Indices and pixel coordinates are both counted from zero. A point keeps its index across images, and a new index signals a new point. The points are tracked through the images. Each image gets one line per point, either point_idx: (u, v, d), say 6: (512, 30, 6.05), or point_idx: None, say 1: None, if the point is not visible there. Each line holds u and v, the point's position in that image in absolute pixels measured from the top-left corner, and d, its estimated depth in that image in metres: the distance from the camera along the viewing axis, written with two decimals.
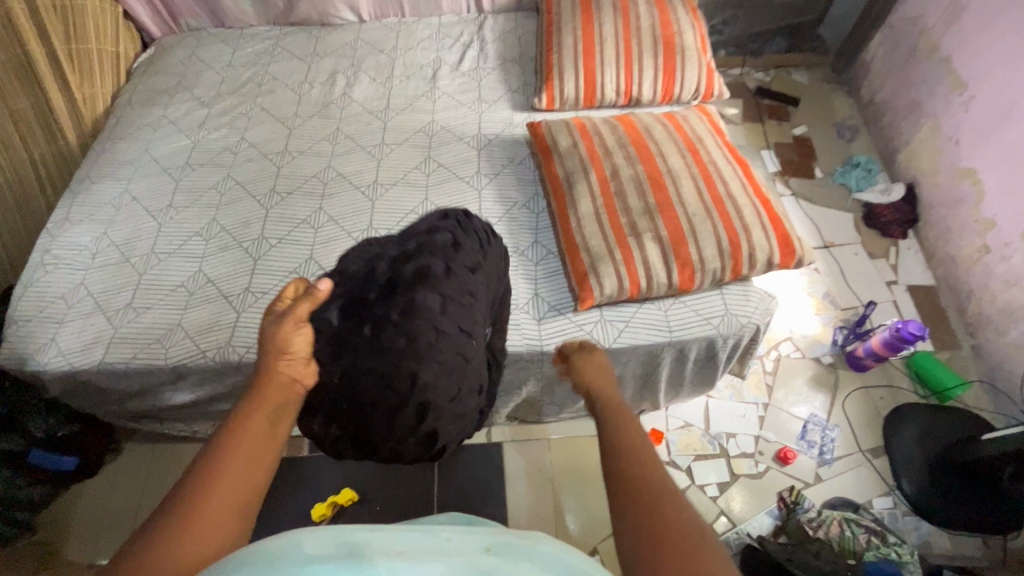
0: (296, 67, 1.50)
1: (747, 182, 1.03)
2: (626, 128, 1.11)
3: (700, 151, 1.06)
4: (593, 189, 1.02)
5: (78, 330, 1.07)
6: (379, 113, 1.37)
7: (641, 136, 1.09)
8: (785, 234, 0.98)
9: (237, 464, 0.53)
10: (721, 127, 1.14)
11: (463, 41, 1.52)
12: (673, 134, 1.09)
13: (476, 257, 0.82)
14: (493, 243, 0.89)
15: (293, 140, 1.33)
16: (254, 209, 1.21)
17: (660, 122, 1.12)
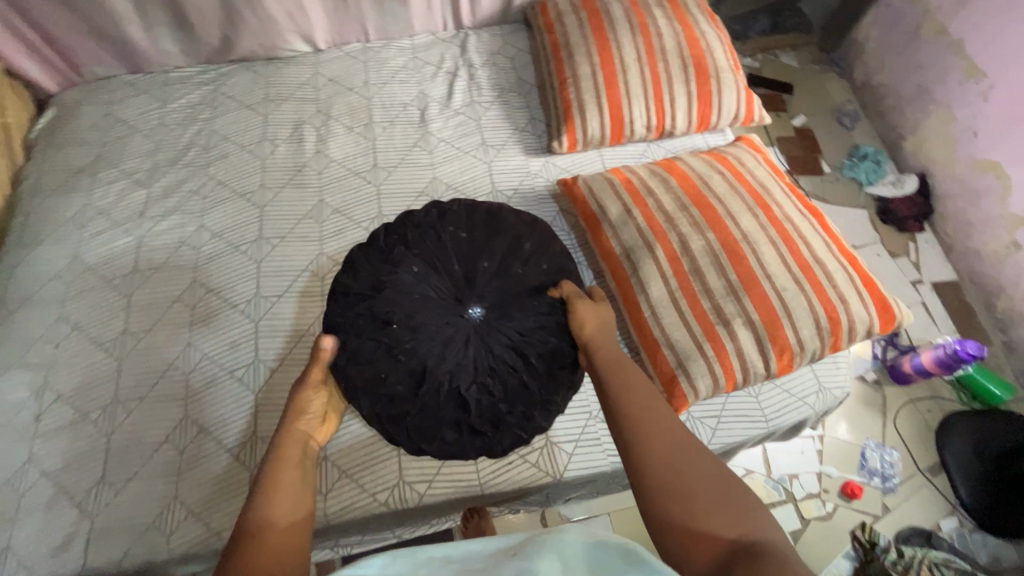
0: (248, 118, 1.23)
1: (828, 238, 0.91)
2: (681, 184, 0.96)
3: (772, 205, 0.93)
4: (663, 269, 0.88)
5: (42, 528, 0.83)
6: (367, 174, 1.14)
7: (701, 193, 0.94)
8: (881, 298, 0.87)
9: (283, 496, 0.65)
10: (780, 166, 1.02)
11: (447, 68, 1.30)
12: (736, 187, 0.94)
13: (401, 248, 0.91)
14: (439, 223, 0.95)
15: (268, 222, 1.09)
16: (240, 323, 0.99)
17: (716, 172, 0.97)
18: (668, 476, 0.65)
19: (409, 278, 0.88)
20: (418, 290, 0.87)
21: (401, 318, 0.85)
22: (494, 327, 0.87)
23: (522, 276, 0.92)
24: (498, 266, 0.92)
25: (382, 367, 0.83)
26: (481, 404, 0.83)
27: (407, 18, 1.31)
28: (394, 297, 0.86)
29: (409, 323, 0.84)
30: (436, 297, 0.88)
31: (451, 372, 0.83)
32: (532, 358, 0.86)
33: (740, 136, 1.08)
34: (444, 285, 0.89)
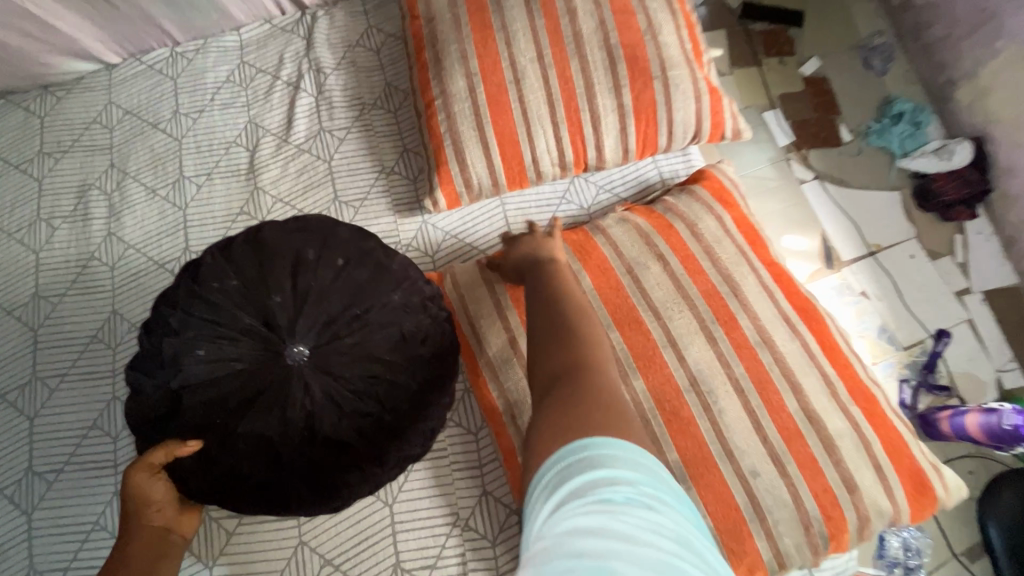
0: (18, 187, 0.88)
1: (828, 366, 0.59)
2: (600, 290, 0.61)
3: (739, 318, 0.59)
4: None
5: None
6: (178, 264, 0.82)
7: (629, 303, 0.60)
8: (914, 471, 0.55)
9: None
10: (759, 230, 0.68)
11: (287, 76, 0.91)
12: (686, 287, 0.60)
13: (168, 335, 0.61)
14: (204, 265, 0.63)
15: (42, 351, 0.79)
16: (8, 516, 0.72)
17: (655, 259, 0.62)
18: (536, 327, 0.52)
19: (200, 369, 0.60)
20: (211, 379, 0.59)
21: (213, 409, 0.59)
22: (324, 348, 0.60)
23: (334, 286, 0.63)
24: (299, 286, 0.62)
25: (222, 462, 0.58)
26: (364, 431, 0.60)
27: (218, 7, 0.91)
28: (193, 398, 0.59)
29: (226, 414, 0.59)
30: (243, 368, 0.60)
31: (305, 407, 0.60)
32: (395, 358, 0.62)
33: (702, 173, 0.71)
34: (249, 344, 0.60)
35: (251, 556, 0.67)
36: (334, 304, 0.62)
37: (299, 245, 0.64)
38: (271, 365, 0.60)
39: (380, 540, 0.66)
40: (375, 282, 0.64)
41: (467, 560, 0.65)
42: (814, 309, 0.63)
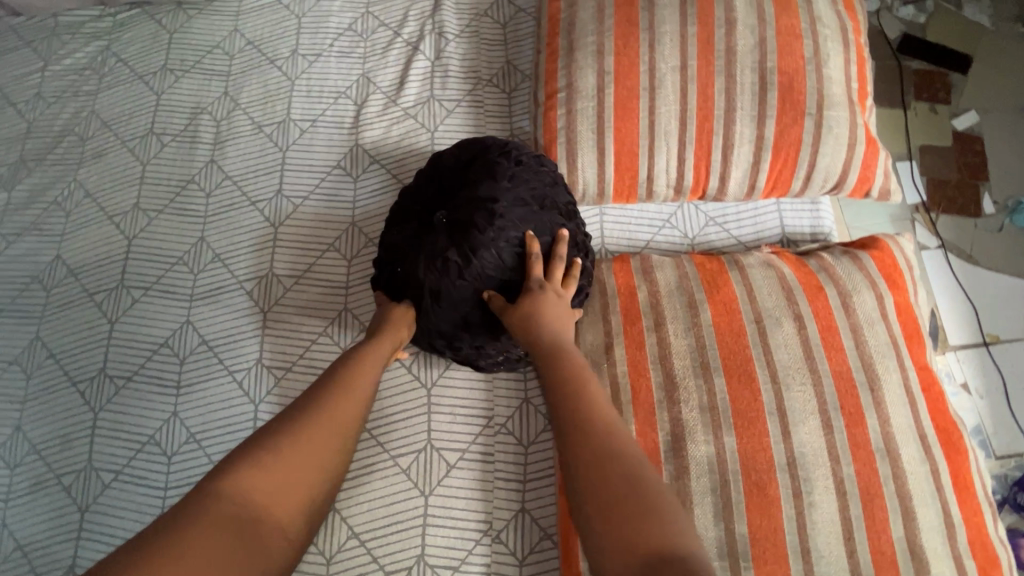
0: (137, 97, 0.91)
1: (954, 501, 0.51)
2: (719, 335, 0.57)
3: (868, 415, 0.52)
4: None
5: None
6: (268, 205, 0.83)
7: (745, 354, 0.55)
8: None
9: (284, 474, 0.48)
10: (919, 327, 0.59)
11: (408, 35, 0.88)
12: (816, 362, 0.55)
13: (405, 254, 0.61)
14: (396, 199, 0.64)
15: (134, 263, 0.82)
16: (78, 410, 0.77)
17: (791, 318, 0.57)
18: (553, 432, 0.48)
19: (433, 261, 0.58)
20: (447, 259, 0.57)
21: (463, 273, 0.57)
22: (498, 195, 0.58)
23: (465, 168, 0.61)
24: (457, 175, 0.61)
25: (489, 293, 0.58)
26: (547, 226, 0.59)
27: None
28: (439, 277, 0.58)
29: (467, 275, 0.57)
30: (454, 241, 0.57)
31: (468, 255, 0.57)
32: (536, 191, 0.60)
33: (876, 243, 0.63)
34: (451, 229, 0.58)
35: None
36: (475, 174, 0.60)
37: (432, 162, 0.63)
38: (467, 229, 0.57)
39: (409, 528, 0.66)
40: (483, 150, 0.62)
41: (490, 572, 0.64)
42: (959, 435, 0.55)
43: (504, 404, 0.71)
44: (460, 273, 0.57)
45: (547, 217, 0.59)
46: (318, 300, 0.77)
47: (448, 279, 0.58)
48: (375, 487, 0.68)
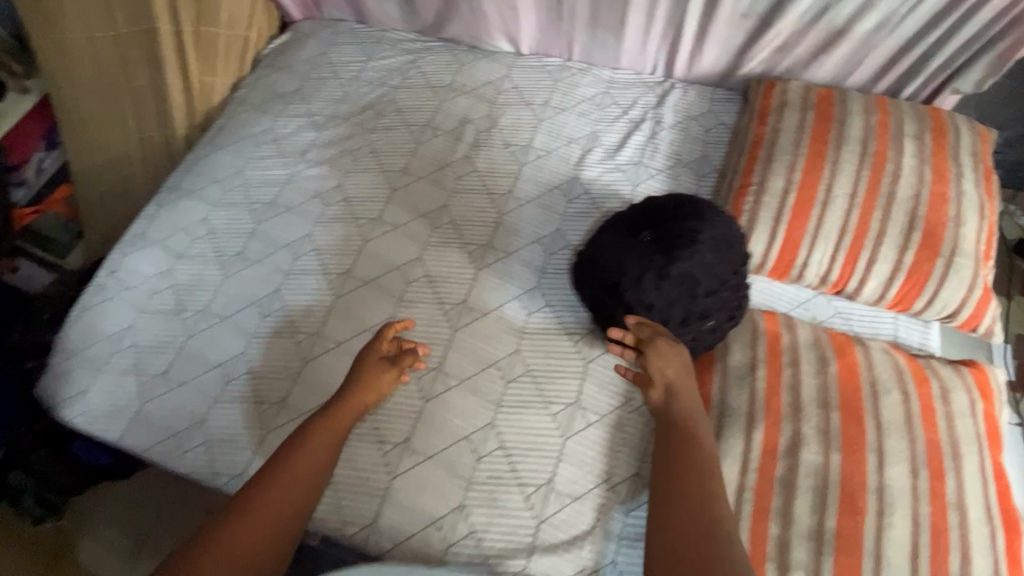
0: (425, 99, 1.25)
1: (1004, 566, 0.65)
2: (841, 385, 0.75)
3: (947, 476, 0.68)
4: (749, 449, 0.71)
5: (109, 388, 0.97)
6: (499, 198, 1.10)
7: (858, 401, 0.73)
8: None
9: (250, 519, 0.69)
10: (1001, 437, 0.75)
11: (633, 116, 1.18)
12: (915, 427, 0.71)
13: (613, 252, 0.82)
14: (617, 221, 0.89)
15: (391, 207, 1.11)
16: (322, 292, 1.03)
17: (900, 390, 0.74)
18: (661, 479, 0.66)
19: (637, 257, 0.79)
20: (649, 260, 0.79)
21: (655, 273, 0.78)
22: (699, 231, 0.79)
23: (677, 211, 0.84)
24: (670, 213, 0.84)
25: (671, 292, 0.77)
26: (729, 260, 0.79)
27: (615, 50, 1.21)
28: (636, 270, 0.79)
29: (660, 275, 0.78)
30: (659, 249, 0.79)
31: (668, 261, 0.77)
32: (728, 237, 0.81)
33: (975, 363, 0.80)
34: (656, 243, 0.80)
35: (454, 414, 0.89)
36: (686, 215, 0.83)
37: (652, 205, 0.88)
38: (671, 244, 0.79)
39: (545, 459, 0.85)
40: (694, 205, 0.85)
41: (601, 512, 0.81)
42: (1018, 524, 0.69)
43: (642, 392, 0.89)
44: (659, 273, 0.78)
45: (732, 255, 0.80)
46: (519, 273, 1.01)
47: (650, 274, 0.78)
48: (525, 420, 0.88)
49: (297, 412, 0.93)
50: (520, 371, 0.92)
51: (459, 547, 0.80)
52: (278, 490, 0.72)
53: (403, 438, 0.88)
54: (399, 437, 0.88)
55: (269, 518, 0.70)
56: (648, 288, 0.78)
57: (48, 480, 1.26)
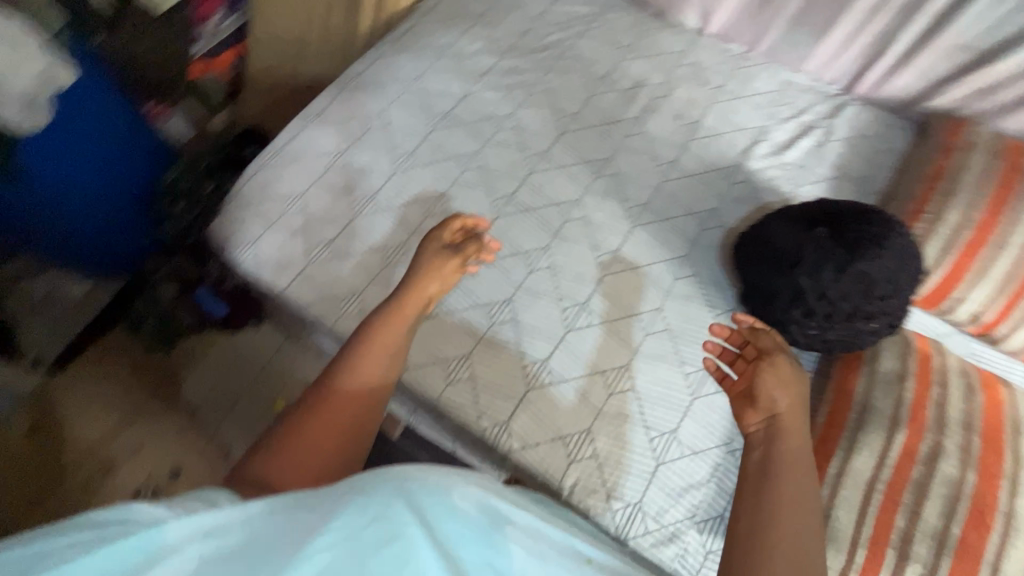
0: (605, 54, 1.28)
1: None
2: (986, 416, 0.79)
3: None
4: (888, 447, 0.76)
5: (279, 243, 1.05)
6: (663, 164, 1.14)
7: (1000, 434, 0.78)
8: None
9: (335, 405, 0.69)
10: None
11: (804, 121, 1.20)
12: None
13: (791, 240, 0.86)
14: (791, 212, 0.93)
15: (558, 146, 1.16)
16: (484, 207, 1.09)
17: None
18: (754, 521, 0.57)
19: (816, 248, 0.83)
20: (829, 253, 0.82)
21: (833, 266, 0.81)
22: (884, 237, 0.82)
23: (859, 215, 0.87)
24: (852, 215, 0.87)
25: (846, 287, 0.81)
26: (907, 270, 0.82)
27: (805, 52, 1.23)
28: (813, 260, 0.83)
29: (839, 270, 0.81)
30: (841, 245, 0.82)
31: (850, 258, 0.81)
32: (910, 248, 0.83)
33: None
34: (837, 239, 0.83)
35: (591, 347, 0.95)
36: (870, 220, 0.85)
37: (830, 204, 0.91)
38: (854, 243, 0.82)
39: (673, 408, 0.90)
40: (875, 212, 0.88)
41: (718, 467, 0.87)
42: None
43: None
44: (838, 267, 0.81)
45: (911, 266, 0.82)
46: (672, 238, 1.06)
47: (828, 267, 0.82)
48: (658, 369, 0.94)
49: (447, 309, 0.99)
50: (659, 324, 0.98)
51: (582, 464, 0.87)
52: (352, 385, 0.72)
53: (543, 356, 0.95)
54: (540, 354, 0.95)
55: (348, 407, 0.70)
56: (822, 279, 0.82)
57: (167, 315, 1.37)
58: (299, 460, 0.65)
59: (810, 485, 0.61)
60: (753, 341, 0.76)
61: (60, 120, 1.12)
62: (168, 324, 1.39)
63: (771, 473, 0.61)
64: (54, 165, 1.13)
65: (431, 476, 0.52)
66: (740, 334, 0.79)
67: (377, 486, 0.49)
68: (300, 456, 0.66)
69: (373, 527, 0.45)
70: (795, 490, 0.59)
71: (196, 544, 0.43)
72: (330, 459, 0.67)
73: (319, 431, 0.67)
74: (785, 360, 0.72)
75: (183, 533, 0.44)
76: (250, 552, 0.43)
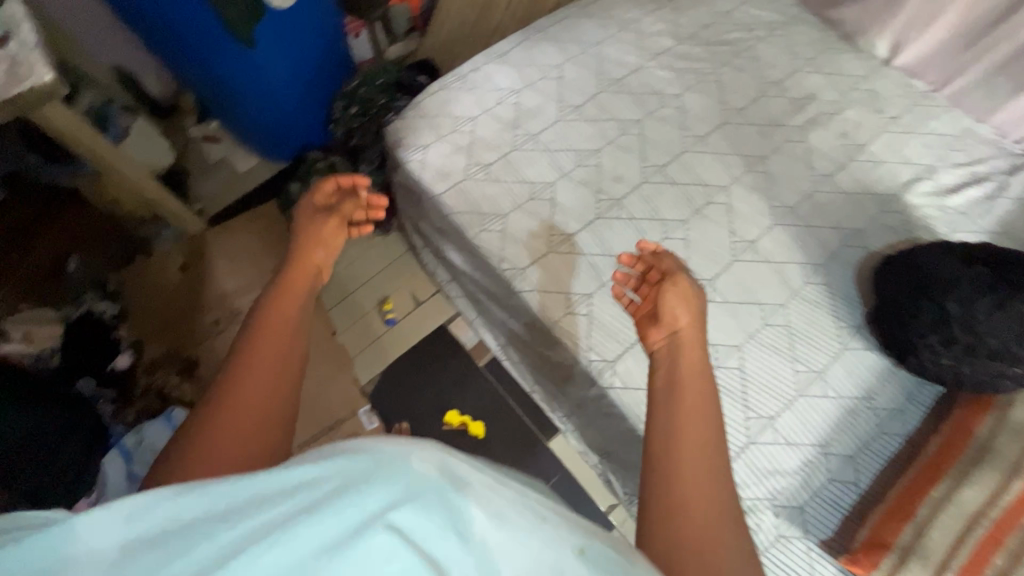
0: (783, 61, 1.30)
1: None
2: None
3: None
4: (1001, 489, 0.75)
5: (444, 154, 1.16)
6: (817, 176, 1.15)
7: None
8: None
9: (243, 382, 0.65)
10: None
11: (977, 171, 1.16)
12: None
13: (948, 270, 0.86)
14: (951, 249, 0.92)
15: (717, 134, 1.19)
16: (633, 171, 1.14)
17: None
18: (663, 436, 0.61)
19: (975, 281, 0.82)
20: (990, 288, 0.80)
21: (989, 300, 0.79)
22: None
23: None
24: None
25: (1002, 324, 0.78)
26: None
27: (998, 104, 1.18)
28: (968, 291, 0.81)
29: (997, 305, 0.79)
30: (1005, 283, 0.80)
31: (1012, 296, 0.79)
32: None
33: None
34: (1002, 278, 0.81)
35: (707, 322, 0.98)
36: None
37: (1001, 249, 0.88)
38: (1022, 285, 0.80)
39: (777, 397, 0.92)
40: None
41: (808, 463, 0.88)
42: None
43: (884, 399, 0.93)
44: (997, 302, 0.79)
45: None
46: (811, 246, 1.06)
47: (986, 301, 0.80)
48: (767, 359, 0.95)
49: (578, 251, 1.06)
50: (779, 318, 0.99)
51: None
52: (263, 346, 0.68)
53: None
54: None
55: (265, 371, 0.67)
56: (975, 310, 0.80)
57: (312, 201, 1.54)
58: (221, 455, 0.61)
59: (705, 384, 0.68)
60: (656, 264, 0.85)
61: (268, 50, 1.28)
62: None
63: (678, 379, 0.68)
64: (277, 62, 1.32)
65: (375, 447, 0.47)
66: (644, 259, 0.86)
67: (319, 478, 0.45)
68: (217, 454, 0.60)
69: (333, 510, 0.43)
70: (693, 401, 0.64)
71: (117, 532, 0.43)
72: (247, 434, 0.63)
73: (233, 409, 0.63)
74: (684, 277, 0.81)
75: (100, 523, 0.43)
76: (166, 540, 0.43)
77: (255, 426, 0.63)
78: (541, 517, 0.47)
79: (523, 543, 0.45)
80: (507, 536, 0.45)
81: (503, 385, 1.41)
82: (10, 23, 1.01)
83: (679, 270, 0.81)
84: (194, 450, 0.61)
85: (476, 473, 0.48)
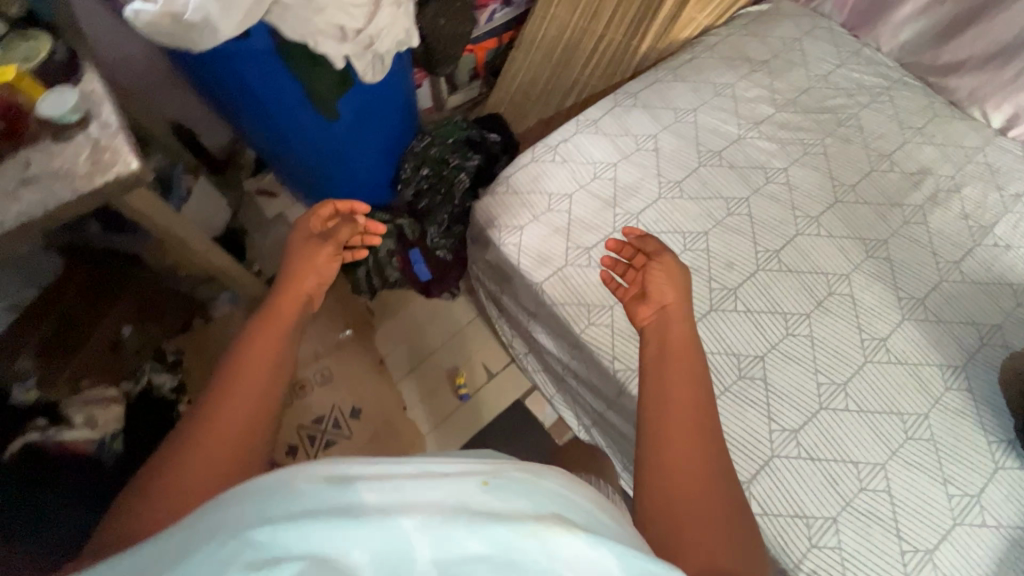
0: (891, 131, 1.22)
1: None
2: None
3: None
4: None
5: (540, 235, 1.09)
6: (943, 263, 1.07)
7: None
8: None
9: (226, 396, 0.61)
10: None
11: None
12: None
13: None
14: None
15: (830, 214, 1.11)
16: (747, 257, 1.06)
17: None
18: (658, 419, 0.61)
19: None
20: None
21: None
22: None
23: None
24: None
25: None
26: None
27: None
28: None
29: None
30: None
31: None
32: None
33: None
34: None
35: (846, 436, 0.90)
36: None
37: None
38: None
39: (932, 527, 0.84)
40: None
41: None
42: None
43: None
44: None
45: None
46: (947, 345, 0.98)
47: None
48: (914, 482, 0.87)
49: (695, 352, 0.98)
50: (920, 428, 0.91)
51: (825, 553, 0.83)
52: (251, 358, 0.65)
53: (791, 428, 0.91)
54: (786, 425, 0.91)
55: (254, 389, 0.62)
56: None
57: (378, 265, 1.42)
58: (200, 462, 0.56)
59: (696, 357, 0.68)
60: (641, 248, 0.85)
61: (357, 116, 1.22)
62: (376, 275, 1.44)
63: (667, 356, 0.69)
64: (360, 128, 1.26)
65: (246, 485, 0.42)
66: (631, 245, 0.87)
67: (187, 536, 0.39)
68: (196, 473, 0.55)
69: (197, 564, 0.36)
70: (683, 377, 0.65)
71: None
72: (232, 458, 0.57)
73: (217, 429, 0.58)
74: (669, 256, 0.82)
75: None
76: None
77: (238, 441, 0.59)
78: (442, 475, 0.45)
79: (425, 496, 0.42)
80: (404, 497, 0.41)
81: (582, 466, 1.34)
82: (91, 101, 0.90)
83: (666, 251, 0.82)
84: (180, 455, 0.56)
85: (370, 471, 0.44)
